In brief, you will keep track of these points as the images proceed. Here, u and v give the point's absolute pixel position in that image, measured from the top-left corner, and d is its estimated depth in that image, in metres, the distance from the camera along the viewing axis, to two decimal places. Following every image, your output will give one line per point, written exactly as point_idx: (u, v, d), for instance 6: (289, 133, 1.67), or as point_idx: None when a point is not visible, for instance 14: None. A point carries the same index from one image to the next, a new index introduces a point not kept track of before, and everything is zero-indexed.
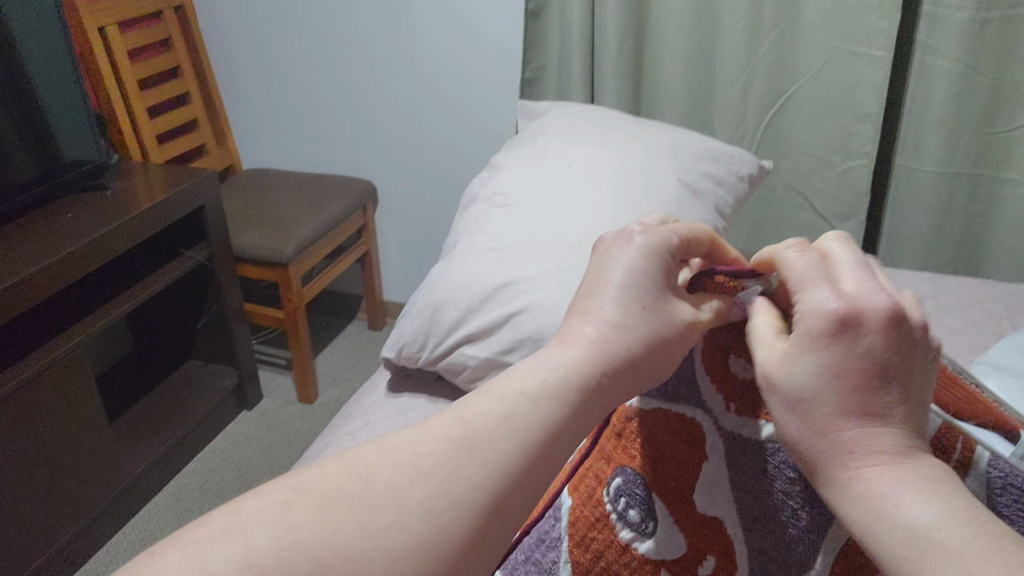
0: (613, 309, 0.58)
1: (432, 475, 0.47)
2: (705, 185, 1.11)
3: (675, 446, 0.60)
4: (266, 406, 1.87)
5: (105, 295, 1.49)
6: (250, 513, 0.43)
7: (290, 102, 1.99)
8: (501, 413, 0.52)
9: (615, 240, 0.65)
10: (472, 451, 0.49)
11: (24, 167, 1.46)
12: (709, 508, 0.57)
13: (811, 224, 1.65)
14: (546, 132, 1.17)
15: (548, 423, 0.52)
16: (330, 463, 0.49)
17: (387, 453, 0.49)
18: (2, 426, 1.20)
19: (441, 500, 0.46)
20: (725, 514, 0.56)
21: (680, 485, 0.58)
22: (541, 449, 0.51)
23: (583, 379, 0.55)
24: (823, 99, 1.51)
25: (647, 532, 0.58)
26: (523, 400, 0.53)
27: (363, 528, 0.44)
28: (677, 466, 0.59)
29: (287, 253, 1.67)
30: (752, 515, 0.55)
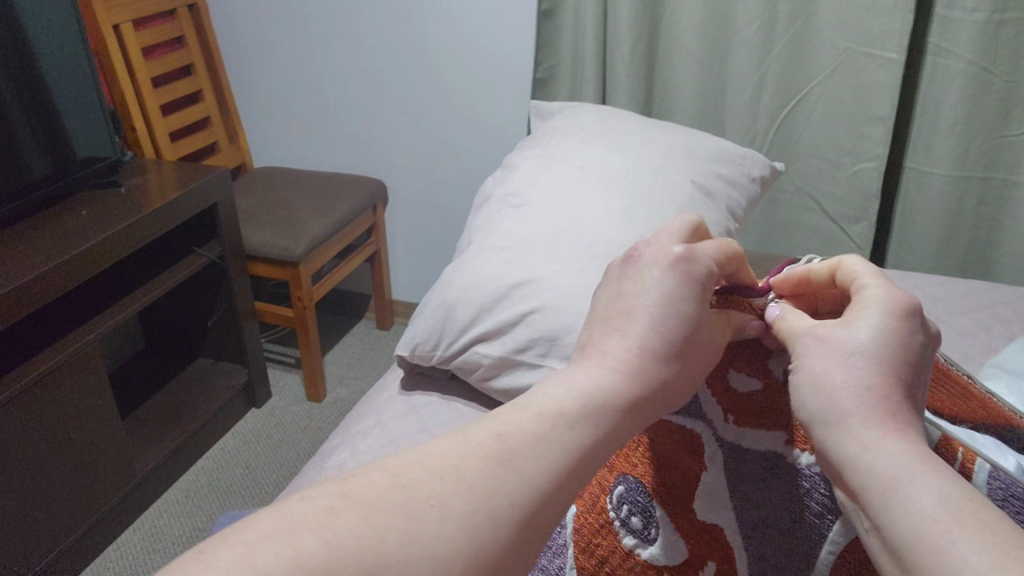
0: (648, 332, 0.59)
1: (471, 486, 0.49)
2: (717, 186, 1.11)
3: (677, 455, 0.65)
4: (275, 405, 1.88)
5: (115, 293, 1.50)
6: (299, 516, 0.45)
7: (302, 100, 1.99)
8: (535, 429, 0.53)
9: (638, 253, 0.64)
10: (510, 467, 0.50)
11: (36, 163, 1.46)
12: (710, 514, 0.61)
13: (822, 227, 1.64)
14: (562, 131, 1.17)
15: (579, 450, 0.53)
16: (370, 472, 0.50)
17: (427, 464, 0.50)
18: (14, 424, 1.21)
19: (480, 515, 0.48)
20: (725, 521, 0.61)
21: (682, 493, 0.63)
22: (574, 461, 0.52)
23: (620, 396, 0.56)
24: (836, 101, 1.51)
25: (650, 538, 0.62)
26: (555, 415, 0.54)
27: (406, 535, 0.45)
28: (680, 474, 0.64)
29: (297, 251, 1.68)
30: (753, 522, 0.60)
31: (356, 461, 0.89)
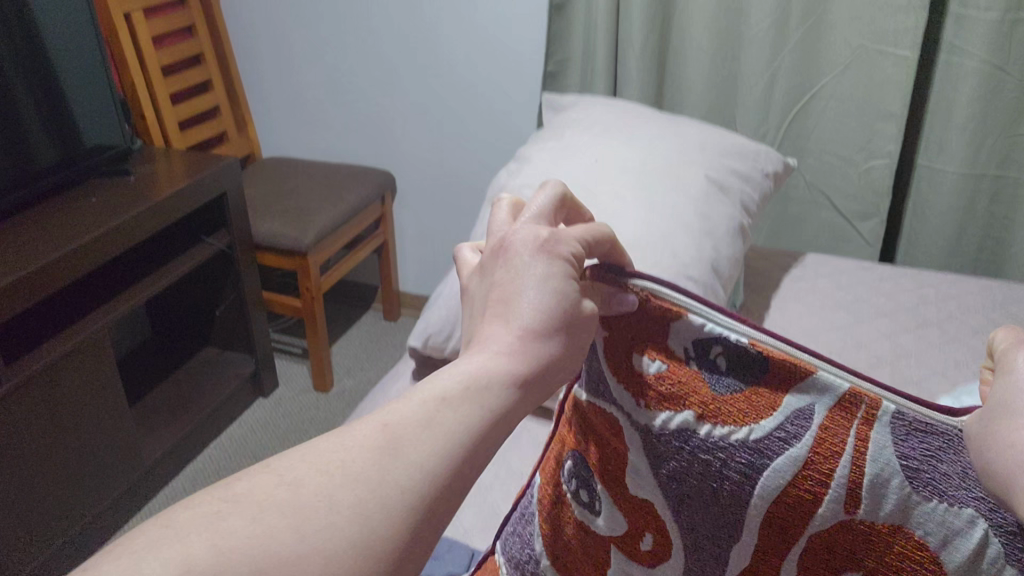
0: (532, 311, 0.48)
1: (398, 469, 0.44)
2: (732, 181, 1.11)
3: (607, 434, 0.62)
4: (283, 394, 1.88)
5: (126, 280, 1.50)
6: (185, 520, 0.37)
7: (312, 90, 1.99)
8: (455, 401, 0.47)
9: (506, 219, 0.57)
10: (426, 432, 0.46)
11: (46, 151, 1.46)
12: (640, 493, 0.59)
13: (832, 223, 1.64)
14: (575, 125, 1.17)
15: (473, 436, 0.43)
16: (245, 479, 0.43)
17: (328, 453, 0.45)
18: (25, 410, 1.22)
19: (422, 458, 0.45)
20: (653, 496, 0.59)
21: (616, 469, 0.61)
22: (478, 438, 0.43)
23: (511, 377, 0.46)
24: (848, 98, 1.51)
25: (596, 512, 0.62)
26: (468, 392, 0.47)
27: (295, 530, 0.37)
28: (612, 453, 0.61)
29: (306, 242, 1.68)
30: (679, 496, 0.58)
31: None
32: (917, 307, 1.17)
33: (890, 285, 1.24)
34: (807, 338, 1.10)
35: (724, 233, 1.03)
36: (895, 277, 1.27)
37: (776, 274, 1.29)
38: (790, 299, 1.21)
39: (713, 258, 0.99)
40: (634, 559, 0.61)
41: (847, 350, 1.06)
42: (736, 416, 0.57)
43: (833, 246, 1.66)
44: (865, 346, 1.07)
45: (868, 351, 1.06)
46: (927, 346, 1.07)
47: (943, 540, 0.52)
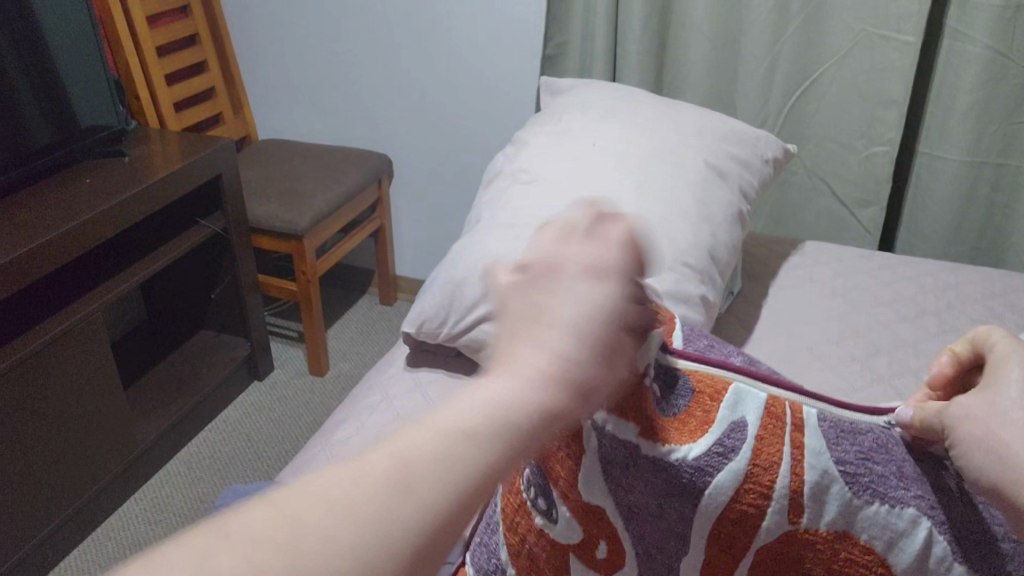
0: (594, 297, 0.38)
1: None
2: (730, 166, 1.10)
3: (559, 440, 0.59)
4: (278, 377, 1.87)
5: (121, 261, 1.49)
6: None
7: (308, 72, 1.97)
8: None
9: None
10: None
11: (41, 130, 1.45)
12: (590, 498, 0.57)
13: (832, 210, 1.63)
14: (573, 108, 1.15)
15: (503, 461, 0.34)
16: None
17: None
18: (21, 390, 1.21)
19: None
20: (605, 504, 0.57)
21: (568, 476, 0.58)
22: (509, 461, 0.34)
23: (558, 384, 0.36)
24: (849, 84, 1.49)
25: (554, 519, 0.60)
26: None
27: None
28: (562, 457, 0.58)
29: (302, 225, 1.67)
30: (628, 505, 0.56)
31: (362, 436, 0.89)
32: (916, 295, 1.17)
33: (889, 273, 1.23)
34: (804, 325, 1.09)
35: (721, 219, 1.02)
36: (894, 265, 1.26)
37: (775, 261, 1.28)
38: (787, 287, 1.20)
39: (711, 245, 0.98)
40: (593, 566, 0.59)
41: (845, 338, 1.06)
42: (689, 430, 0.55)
43: (832, 233, 1.65)
44: (862, 335, 1.07)
45: (865, 340, 1.05)
46: (925, 335, 1.07)
47: (889, 543, 0.53)
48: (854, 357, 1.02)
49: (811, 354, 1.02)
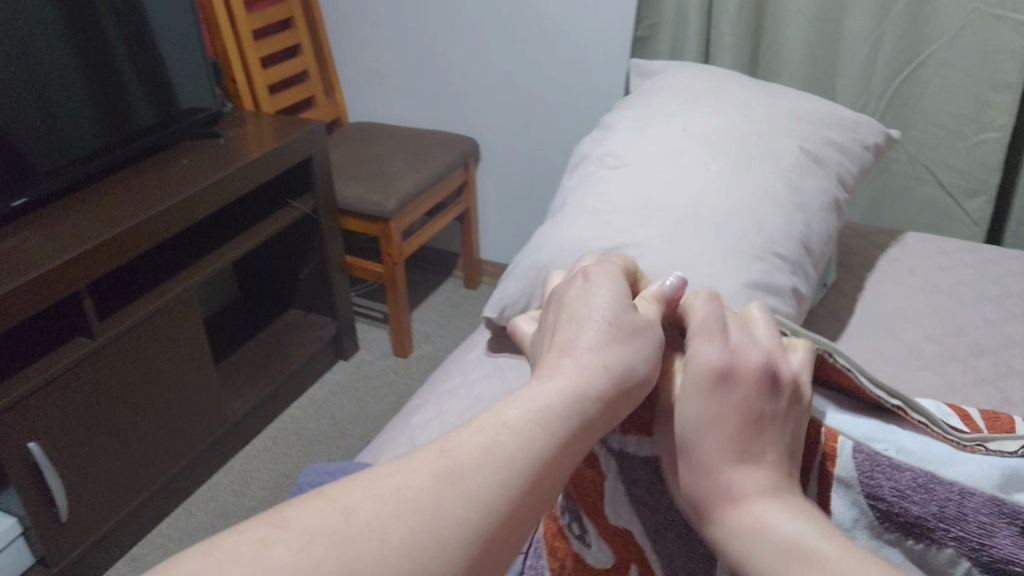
0: None
1: (419, 515, 0.41)
2: (828, 153, 1.05)
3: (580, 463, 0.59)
4: (363, 357, 1.90)
5: (213, 241, 1.53)
6: None
7: (399, 55, 1.99)
8: (485, 445, 0.45)
9: (580, 287, 0.59)
10: (459, 489, 0.43)
11: (142, 111, 1.50)
12: (617, 521, 0.57)
13: (934, 200, 1.55)
14: (661, 92, 1.12)
15: None
16: (206, 544, 0.38)
17: (341, 503, 0.41)
18: (119, 363, 1.26)
19: (426, 540, 0.40)
20: (632, 526, 0.57)
21: (595, 500, 0.59)
22: None
23: None
24: (956, 67, 1.41)
25: (588, 541, 0.59)
26: (502, 438, 0.46)
27: None
28: (590, 488, 0.59)
29: (388, 207, 1.68)
30: (654, 525, 0.56)
31: (442, 421, 0.88)
32: None
33: (997, 267, 1.16)
34: (900, 321, 1.03)
35: (816, 207, 0.98)
36: (1003, 259, 1.19)
37: (873, 253, 1.23)
38: (884, 279, 1.14)
39: (805, 235, 0.94)
40: None
41: (945, 336, 1.00)
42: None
43: (935, 224, 1.57)
44: (965, 333, 1.01)
45: (968, 339, 0.99)
46: None
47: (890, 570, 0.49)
48: (955, 356, 0.96)
49: (909, 351, 0.97)
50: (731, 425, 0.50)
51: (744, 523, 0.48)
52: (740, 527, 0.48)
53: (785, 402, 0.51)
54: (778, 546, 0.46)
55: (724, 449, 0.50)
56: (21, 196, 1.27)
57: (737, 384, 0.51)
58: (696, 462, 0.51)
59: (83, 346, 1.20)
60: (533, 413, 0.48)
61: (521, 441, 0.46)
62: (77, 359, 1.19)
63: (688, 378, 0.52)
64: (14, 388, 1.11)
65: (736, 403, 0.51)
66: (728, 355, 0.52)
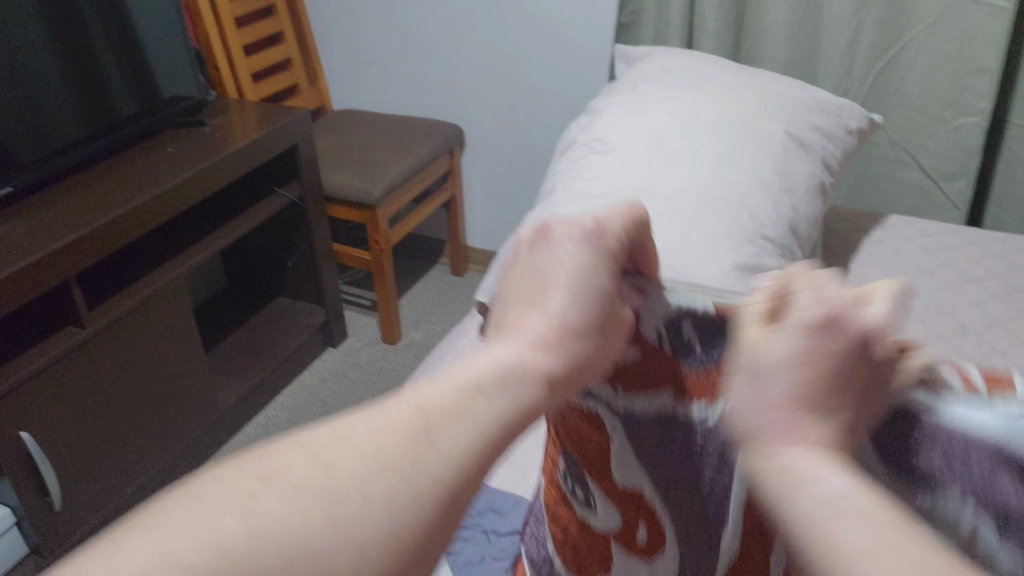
0: None
1: (393, 470, 0.38)
2: (813, 137, 1.07)
3: (582, 429, 0.60)
4: (352, 345, 1.91)
5: (201, 229, 1.53)
6: None
7: (383, 42, 1.98)
8: (462, 404, 0.42)
9: (532, 245, 0.54)
10: (436, 441, 0.40)
11: (125, 100, 1.50)
12: (627, 483, 0.59)
13: (916, 184, 1.57)
14: (647, 78, 1.14)
15: None
16: (179, 491, 0.35)
17: (315, 456, 0.38)
18: (109, 350, 1.26)
19: (404, 495, 0.37)
20: (642, 484, 0.59)
21: (602, 467, 0.60)
22: None
23: None
24: (937, 52, 1.42)
25: (593, 507, 0.62)
26: (475, 389, 0.44)
27: None
28: (595, 449, 0.60)
29: (374, 194, 1.68)
30: (668, 482, 0.58)
31: None
32: (1006, 272, 1.12)
33: (979, 249, 1.18)
34: None
35: (803, 191, 1.00)
36: (984, 241, 1.21)
37: (857, 236, 1.25)
38: (869, 262, 1.16)
39: (792, 217, 0.96)
40: (633, 550, 0.61)
41: (930, 316, 1.02)
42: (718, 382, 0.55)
43: (916, 208, 1.60)
44: (949, 313, 1.03)
45: (952, 320, 1.01)
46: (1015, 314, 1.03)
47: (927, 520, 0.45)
48: (939, 337, 0.98)
49: None
50: (818, 370, 0.42)
51: (780, 467, 0.39)
52: (790, 463, 0.39)
53: (869, 366, 0.44)
54: (829, 495, 0.37)
55: (787, 387, 0.42)
56: (6, 185, 1.26)
57: (841, 337, 0.43)
58: (761, 396, 0.42)
59: (74, 335, 1.20)
60: (500, 367, 0.45)
61: (499, 393, 0.44)
62: (70, 348, 1.19)
63: (788, 320, 0.44)
64: (7, 375, 1.11)
65: (834, 353, 0.43)
66: (836, 306, 0.44)
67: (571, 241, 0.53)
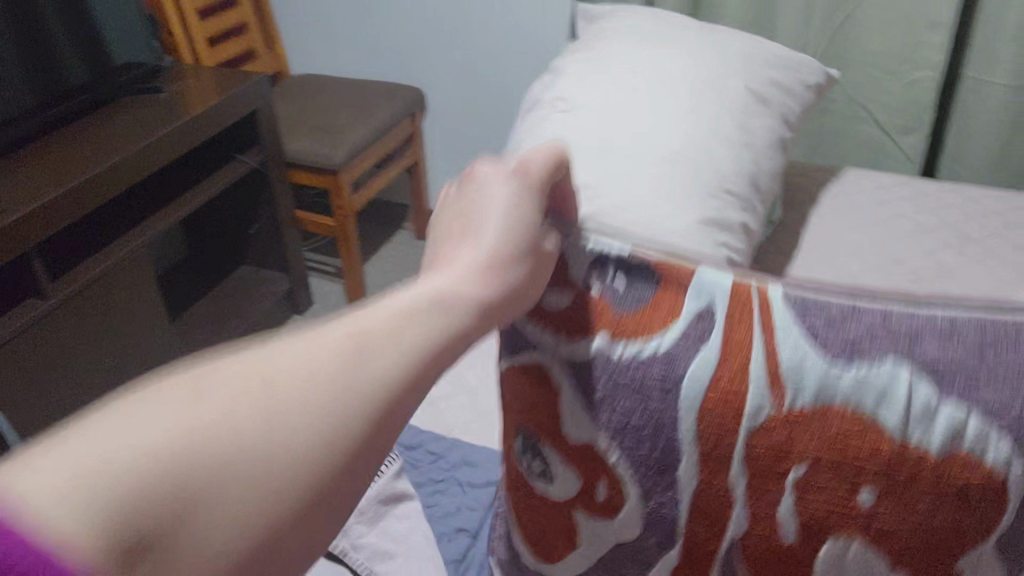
0: None
1: (333, 385, 0.41)
2: (773, 92, 1.09)
3: (529, 391, 0.61)
4: (318, 311, 1.90)
5: (163, 198, 1.51)
6: None
7: (341, 4, 1.95)
8: (393, 328, 0.45)
9: (461, 191, 0.57)
10: (370, 361, 0.43)
11: (76, 68, 1.46)
12: (579, 438, 0.58)
13: (872, 138, 1.60)
14: (609, 36, 1.14)
15: None
16: (124, 395, 0.38)
17: (255, 365, 0.41)
18: (71, 321, 1.25)
19: (337, 413, 0.40)
20: (590, 438, 0.57)
21: (550, 426, 0.60)
22: None
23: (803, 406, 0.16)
24: (893, 8, 1.44)
25: (551, 474, 0.61)
26: (409, 312, 0.46)
27: None
28: (546, 409, 0.60)
29: (336, 159, 1.67)
30: (612, 428, 0.56)
31: None
32: (960, 222, 1.15)
33: (933, 201, 1.21)
34: (844, 254, 1.08)
35: (763, 145, 1.02)
36: (939, 193, 1.24)
37: (816, 190, 1.27)
38: (828, 215, 1.19)
39: (753, 172, 0.98)
40: (595, 512, 0.60)
41: (887, 266, 1.05)
42: (643, 330, 0.56)
43: (873, 162, 1.63)
44: (905, 262, 1.06)
45: (908, 268, 1.04)
46: (968, 262, 1.06)
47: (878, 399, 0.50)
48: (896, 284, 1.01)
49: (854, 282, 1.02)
50: None
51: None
52: None
53: None
54: None
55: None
56: None
57: None
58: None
59: (37, 307, 1.19)
60: (434, 297, 0.47)
61: (427, 318, 0.46)
62: (33, 319, 1.17)
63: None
64: None
65: None
66: None
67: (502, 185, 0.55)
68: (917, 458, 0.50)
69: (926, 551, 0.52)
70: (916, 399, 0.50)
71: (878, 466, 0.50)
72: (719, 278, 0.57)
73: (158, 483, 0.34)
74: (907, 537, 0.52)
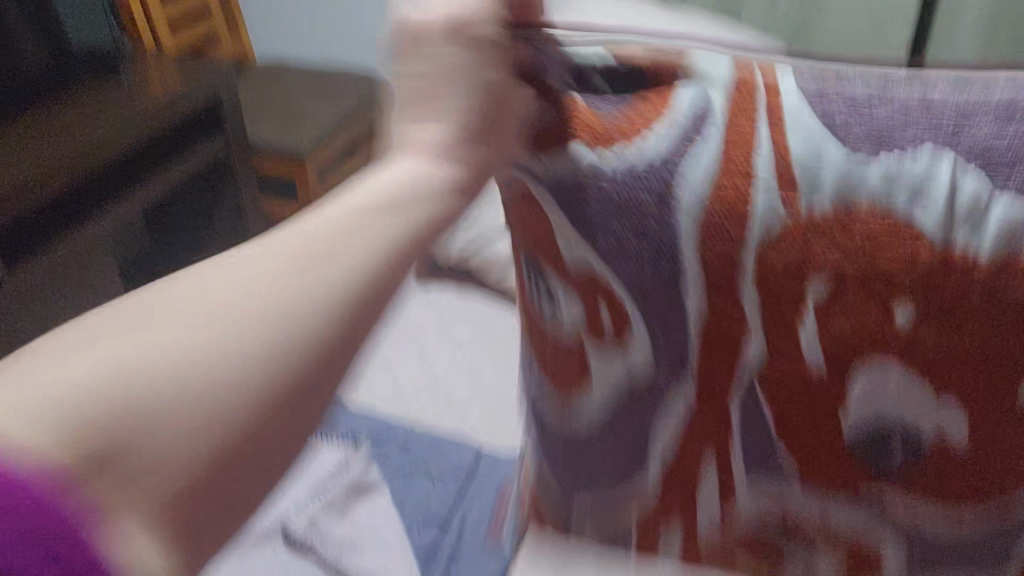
0: None
1: (295, 286, 0.41)
2: None
3: (527, 216, 0.57)
4: None
5: (126, 189, 1.48)
6: None
7: None
8: (351, 229, 0.43)
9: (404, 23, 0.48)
10: (329, 261, 0.42)
11: (32, 55, 1.41)
12: (578, 260, 0.56)
13: None
14: None
15: None
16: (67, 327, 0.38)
17: (203, 283, 0.40)
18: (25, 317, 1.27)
19: (297, 319, 0.39)
20: (597, 259, 0.55)
21: (552, 249, 0.57)
22: None
23: None
24: None
25: (556, 295, 0.59)
26: (359, 214, 0.44)
27: None
28: (543, 230, 0.57)
29: (303, 147, 1.68)
30: (622, 243, 0.53)
31: None
32: None
33: None
34: None
35: None
36: None
37: None
38: None
39: None
40: (605, 338, 0.57)
41: None
42: (639, 126, 0.52)
43: None
44: None
45: None
46: None
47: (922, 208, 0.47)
48: None
49: None
50: None
51: None
52: None
53: None
54: None
55: None
56: None
57: None
58: None
59: None
60: (388, 189, 0.46)
61: (385, 214, 0.45)
62: None
63: None
64: None
65: None
66: None
67: (440, 25, 0.47)
68: (961, 267, 0.47)
69: (923, 362, 0.49)
70: (925, 191, 0.47)
71: (911, 287, 0.48)
72: (713, 63, 0.52)
73: (124, 409, 0.35)
74: (947, 361, 0.49)
